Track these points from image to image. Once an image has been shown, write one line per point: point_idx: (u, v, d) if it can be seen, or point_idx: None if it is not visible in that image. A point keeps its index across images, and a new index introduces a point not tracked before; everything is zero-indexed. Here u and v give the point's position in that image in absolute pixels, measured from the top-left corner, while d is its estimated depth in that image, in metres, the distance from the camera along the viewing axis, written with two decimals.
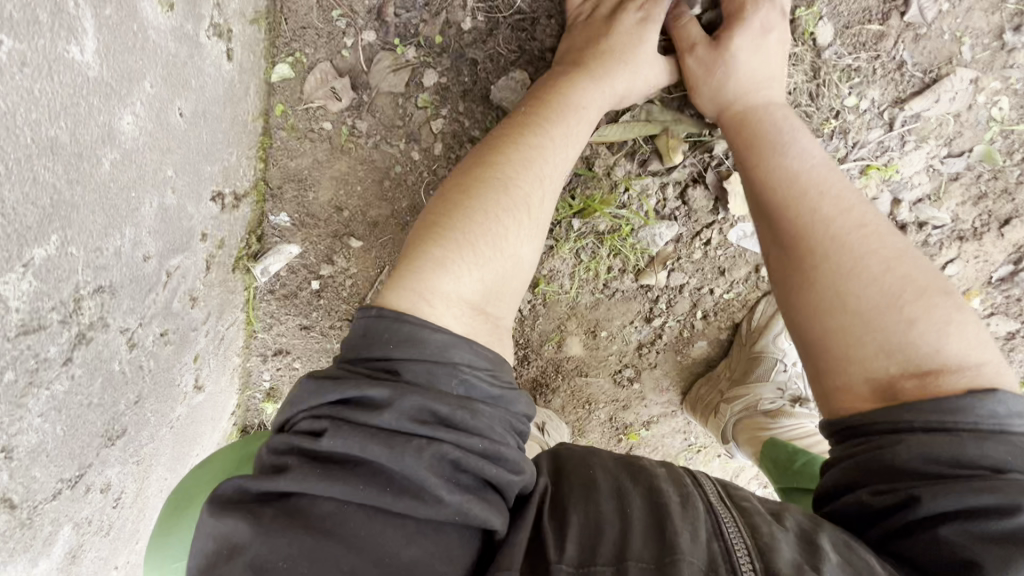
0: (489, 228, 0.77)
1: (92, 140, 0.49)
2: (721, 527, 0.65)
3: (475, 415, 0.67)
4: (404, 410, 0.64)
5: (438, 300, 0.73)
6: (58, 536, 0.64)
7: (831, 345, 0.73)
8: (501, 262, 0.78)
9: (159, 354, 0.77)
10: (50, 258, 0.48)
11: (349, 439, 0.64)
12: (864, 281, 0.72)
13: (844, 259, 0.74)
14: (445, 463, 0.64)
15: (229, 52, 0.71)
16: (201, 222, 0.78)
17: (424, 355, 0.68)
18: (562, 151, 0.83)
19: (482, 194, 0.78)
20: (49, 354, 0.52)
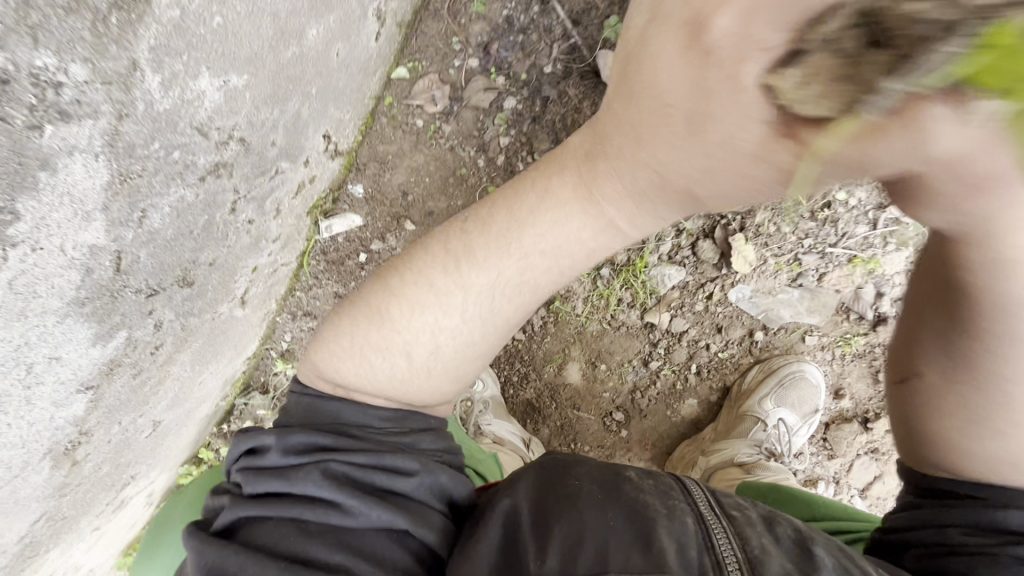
0: (391, 327, 0.77)
1: (276, 33, 0.68)
2: (713, 541, 0.64)
3: (358, 440, 0.70)
4: (287, 445, 0.68)
5: (351, 372, 0.77)
6: (114, 338, 0.73)
7: (936, 401, 0.78)
8: (403, 358, 0.76)
9: (240, 236, 0.92)
10: (238, 89, 0.67)
11: (257, 474, 0.67)
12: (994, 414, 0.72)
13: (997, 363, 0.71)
14: (333, 478, 0.65)
15: (379, 34, 0.96)
16: (310, 149, 0.97)
17: (318, 419, 0.74)
18: (611, 179, 0.62)
19: (389, 300, 0.78)
20: (199, 160, 0.68)
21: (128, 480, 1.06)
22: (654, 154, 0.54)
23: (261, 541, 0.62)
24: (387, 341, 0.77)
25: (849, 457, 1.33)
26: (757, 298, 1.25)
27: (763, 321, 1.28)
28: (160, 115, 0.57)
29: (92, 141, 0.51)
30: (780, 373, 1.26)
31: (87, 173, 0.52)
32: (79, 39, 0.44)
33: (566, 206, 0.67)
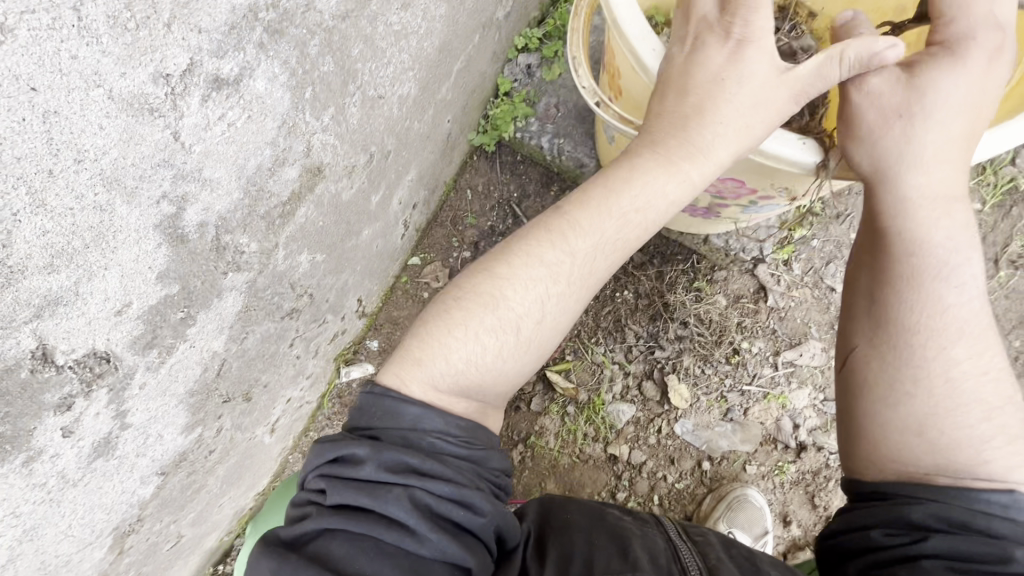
0: (471, 319, 0.82)
1: (346, 232, 1.10)
2: (680, 556, 0.83)
3: (442, 466, 0.73)
4: (381, 461, 0.71)
5: (436, 366, 0.81)
6: (191, 433, 0.97)
7: (881, 409, 0.77)
8: (488, 352, 0.82)
9: (288, 367, 1.22)
10: (317, 263, 1.06)
11: (345, 489, 0.71)
12: (950, 404, 0.74)
13: (927, 367, 0.76)
14: (419, 508, 0.69)
15: (403, 235, 1.41)
16: (347, 307, 1.34)
17: (400, 421, 0.77)
18: (524, 301, 0.82)
19: (471, 304, 0.83)
20: (284, 305, 1.03)
21: None
22: (522, 275, 0.82)
23: (340, 559, 0.66)
24: (467, 331, 0.82)
25: None
26: (699, 431, 1.50)
27: (708, 451, 1.50)
28: (277, 274, 0.94)
29: (243, 283, 0.86)
30: (728, 498, 1.44)
31: (232, 303, 0.87)
32: (260, 230, 0.83)
33: (554, 255, 0.81)
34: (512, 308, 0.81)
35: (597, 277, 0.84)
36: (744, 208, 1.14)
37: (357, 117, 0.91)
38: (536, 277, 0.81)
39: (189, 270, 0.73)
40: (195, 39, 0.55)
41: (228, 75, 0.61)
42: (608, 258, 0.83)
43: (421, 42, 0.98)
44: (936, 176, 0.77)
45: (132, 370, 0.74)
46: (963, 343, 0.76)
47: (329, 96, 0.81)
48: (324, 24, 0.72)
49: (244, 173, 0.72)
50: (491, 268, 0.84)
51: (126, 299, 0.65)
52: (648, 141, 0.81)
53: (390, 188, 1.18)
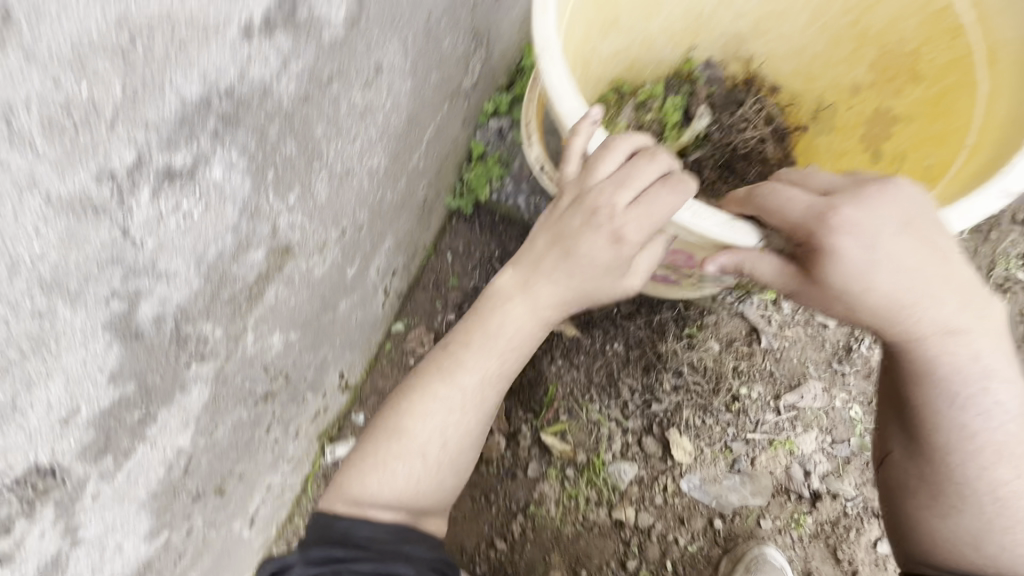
0: (383, 456, 0.84)
1: (322, 307, 1.07)
2: None
3: (368, 550, 0.77)
4: (309, 558, 0.77)
5: (366, 495, 0.82)
6: (157, 539, 0.90)
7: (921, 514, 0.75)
8: (406, 484, 0.83)
9: (267, 453, 1.15)
10: (291, 342, 1.02)
11: None
12: (1009, 521, 0.70)
13: (970, 488, 0.71)
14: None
15: (383, 302, 1.38)
16: (328, 383, 1.29)
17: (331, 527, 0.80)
18: (435, 436, 0.84)
19: (378, 438, 0.86)
20: (256, 389, 0.98)
21: None
22: (426, 408, 0.84)
23: None
24: (381, 468, 0.83)
25: None
26: (706, 486, 1.42)
27: (718, 508, 1.42)
28: (247, 358, 0.90)
29: (208, 372, 0.82)
30: (747, 560, 1.35)
31: (198, 395, 0.82)
32: (226, 315, 0.79)
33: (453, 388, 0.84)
34: (420, 439, 0.84)
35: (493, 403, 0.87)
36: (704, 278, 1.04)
37: (325, 193, 0.90)
38: (437, 405, 0.84)
39: (146, 366, 0.69)
40: (143, 136, 0.54)
41: (181, 166, 0.60)
42: (500, 386, 0.87)
43: (387, 116, 0.99)
44: (942, 314, 0.67)
45: (83, 481, 0.68)
46: (1006, 462, 0.70)
47: (293, 175, 0.79)
48: (283, 108, 0.71)
49: (204, 259, 0.70)
50: (398, 411, 0.86)
51: (73, 405, 0.61)
52: (517, 275, 0.84)
53: (365, 258, 1.16)
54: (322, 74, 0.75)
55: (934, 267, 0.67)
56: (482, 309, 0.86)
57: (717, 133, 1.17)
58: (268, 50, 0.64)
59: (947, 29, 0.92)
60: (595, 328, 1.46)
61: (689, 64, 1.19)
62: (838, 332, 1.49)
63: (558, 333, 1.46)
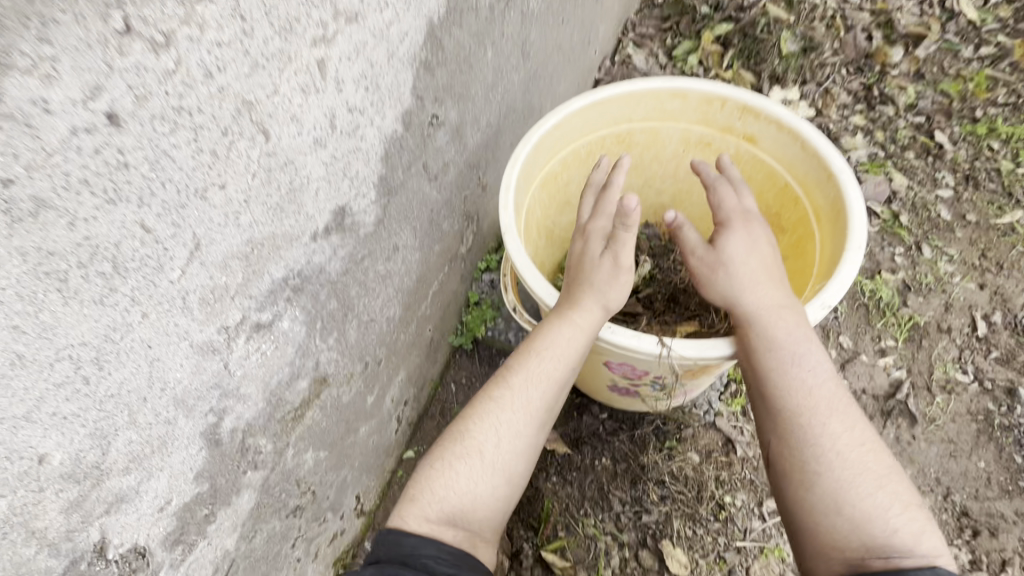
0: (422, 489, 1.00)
1: (346, 430, 1.30)
2: None
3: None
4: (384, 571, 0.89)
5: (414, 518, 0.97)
6: None
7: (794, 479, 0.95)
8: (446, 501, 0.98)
9: (289, 572, 1.27)
10: (320, 459, 1.23)
11: None
12: (847, 480, 0.91)
13: (819, 447, 0.94)
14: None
15: (396, 430, 1.60)
16: (346, 505, 1.45)
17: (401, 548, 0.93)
18: (490, 437, 1.03)
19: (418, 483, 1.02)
20: (290, 503, 1.17)
21: None
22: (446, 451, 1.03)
23: None
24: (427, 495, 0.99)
25: None
26: None
27: None
28: (286, 471, 1.11)
29: (256, 481, 1.03)
30: None
31: (248, 501, 1.02)
32: (275, 432, 1.03)
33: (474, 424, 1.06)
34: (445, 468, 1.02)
35: (540, 406, 1.07)
36: (653, 386, 1.27)
37: (354, 337, 1.20)
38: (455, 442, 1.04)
39: (218, 469, 0.91)
40: (248, 302, 0.86)
41: (265, 321, 0.91)
42: (544, 387, 1.08)
43: (402, 278, 1.33)
44: (762, 299, 1.03)
45: (158, 567, 0.86)
46: (834, 416, 0.96)
47: (333, 323, 1.10)
48: (331, 279, 1.05)
49: (269, 386, 0.97)
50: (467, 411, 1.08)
51: (168, 496, 0.83)
52: (556, 313, 1.10)
53: (382, 389, 1.42)
54: (357, 255, 1.11)
55: (783, 298, 1.05)
56: (534, 332, 1.11)
57: (660, 274, 1.51)
58: (325, 245, 0.99)
59: (791, 199, 1.26)
60: (584, 444, 1.64)
61: None
62: None
63: (551, 452, 1.64)
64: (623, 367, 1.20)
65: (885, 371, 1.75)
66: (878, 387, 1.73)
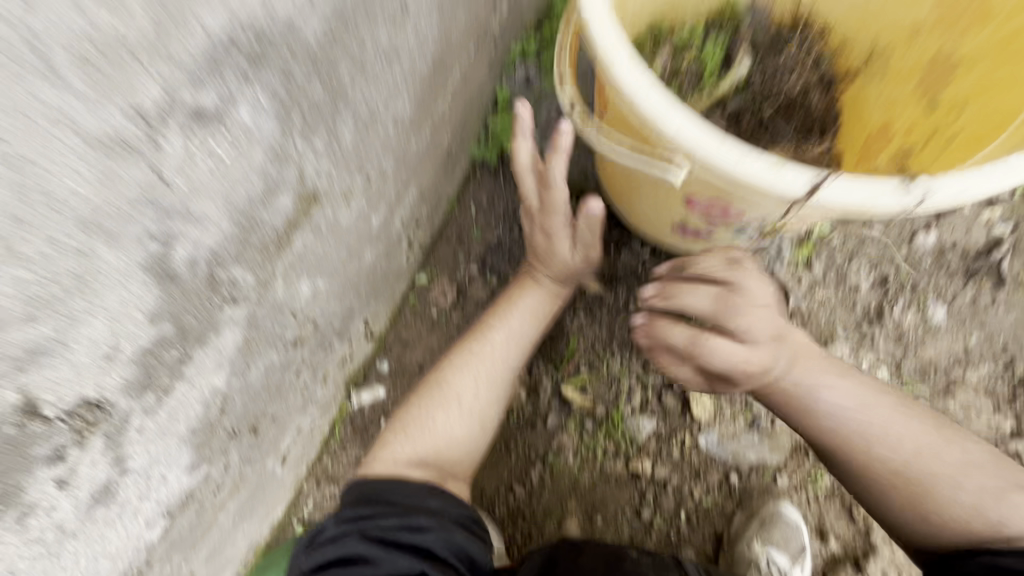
0: (408, 421, 1.19)
1: (349, 256, 1.08)
2: None
3: (393, 505, 1.01)
4: (341, 517, 1.00)
5: (386, 462, 1.12)
6: (198, 470, 0.95)
7: (889, 492, 0.94)
8: (427, 438, 1.17)
9: (297, 396, 1.19)
10: (319, 288, 1.03)
11: (328, 548, 0.96)
12: (923, 485, 0.91)
13: (874, 471, 0.94)
14: (374, 539, 0.95)
15: (407, 254, 1.39)
16: (354, 331, 1.31)
17: (365, 487, 1.05)
18: (470, 394, 1.22)
19: (402, 416, 1.20)
20: (287, 335, 1.01)
21: None
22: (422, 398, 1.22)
23: None
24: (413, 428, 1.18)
25: None
26: (724, 442, 1.44)
27: (735, 464, 1.44)
28: (277, 304, 0.91)
29: (240, 316, 0.84)
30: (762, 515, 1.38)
31: (233, 339, 0.84)
32: (255, 261, 0.80)
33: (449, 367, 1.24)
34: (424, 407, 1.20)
35: (503, 377, 1.26)
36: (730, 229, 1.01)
37: (352, 141, 0.89)
38: (435, 386, 1.23)
39: (181, 308, 0.70)
40: (171, 71, 0.53)
41: (211, 107, 0.59)
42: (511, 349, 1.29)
43: (415, 61, 0.96)
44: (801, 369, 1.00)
45: (127, 414, 0.71)
46: (875, 427, 0.95)
47: (320, 118, 0.78)
48: (311, 49, 0.69)
49: (235, 203, 0.70)
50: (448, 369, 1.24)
51: (115, 342, 0.63)
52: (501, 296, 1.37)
53: (390, 209, 1.16)
54: (349, 12, 0.72)
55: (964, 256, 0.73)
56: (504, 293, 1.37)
57: (759, 79, 1.21)
58: None
59: None
60: (619, 283, 1.46)
61: (729, 5, 1.24)
62: (870, 294, 1.46)
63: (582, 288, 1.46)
64: (704, 206, 0.91)
65: (987, 226, 1.47)
66: (972, 243, 1.47)
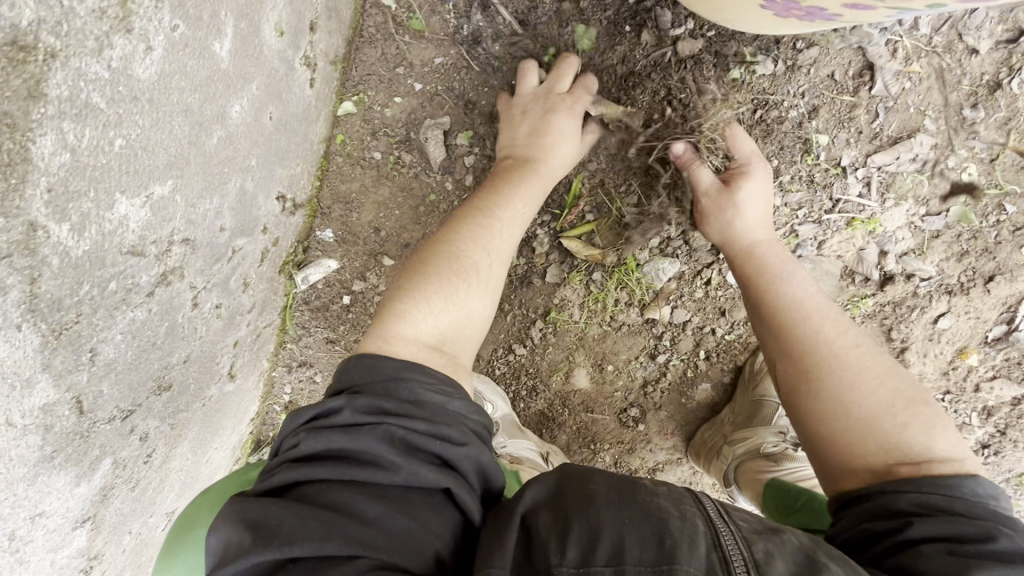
0: (432, 281, 0.87)
1: (200, 125, 0.62)
2: (720, 539, 0.62)
3: (419, 406, 0.73)
4: (357, 405, 0.71)
5: (397, 342, 0.81)
6: (100, 468, 0.70)
7: (830, 371, 0.78)
8: (453, 312, 0.87)
9: (211, 323, 0.87)
10: (164, 197, 0.60)
11: (326, 439, 0.69)
12: (887, 404, 0.74)
13: (823, 345, 0.81)
14: (397, 442, 0.68)
15: (312, 81, 0.89)
16: (265, 216, 0.92)
17: (378, 374, 0.75)
18: (486, 257, 0.92)
19: (424, 273, 0.88)
20: (142, 279, 0.63)
21: None
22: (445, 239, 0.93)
23: (290, 534, 0.60)
24: (438, 296, 0.86)
25: None
26: None
27: None
28: (81, 258, 0.51)
29: (7, 316, 0.46)
30: None
31: (11, 346, 0.47)
32: None
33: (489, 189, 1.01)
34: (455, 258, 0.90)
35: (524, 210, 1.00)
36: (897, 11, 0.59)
37: None
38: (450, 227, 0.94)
39: None
40: None
41: None
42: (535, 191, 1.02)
43: None
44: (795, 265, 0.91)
45: None
46: (829, 325, 0.82)
47: None
48: None
49: None
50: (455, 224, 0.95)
51: None
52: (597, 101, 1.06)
53: (246, 19, 0.65)
54: None
55: None
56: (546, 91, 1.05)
57: None
58: None
59: None
60: (636, 90, 1.06)
61: None
62: (986, 61, 1.03)
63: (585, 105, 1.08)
64: None
65: None
66: None
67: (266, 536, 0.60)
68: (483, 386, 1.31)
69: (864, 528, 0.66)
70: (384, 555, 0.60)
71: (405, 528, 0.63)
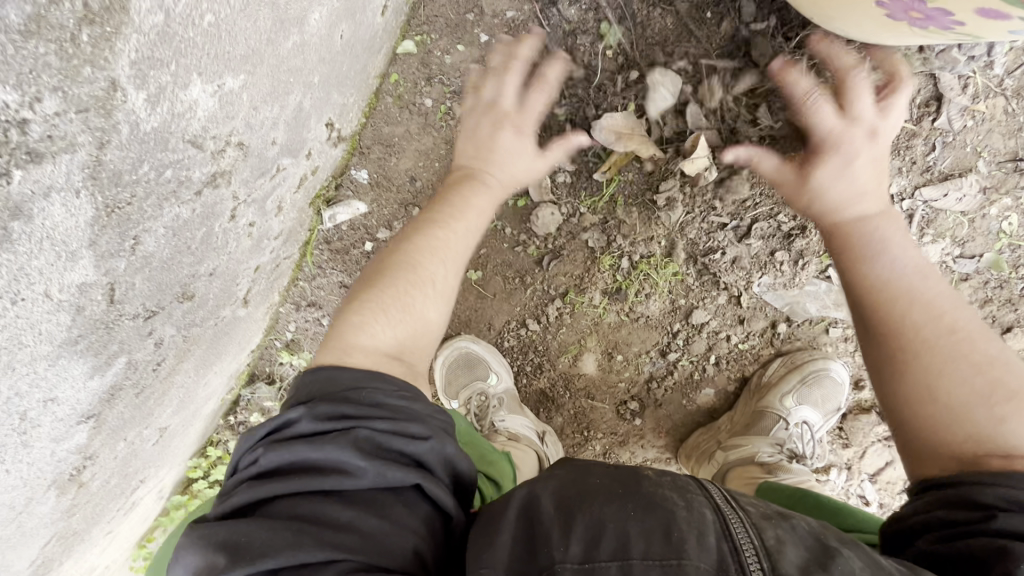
0: (399, 290, 0.83)
1: (281, 24, 0.60)
2: (729, 527, 0.56)
3: (381, 408, 0.67)
4: (316, 412, 0.65)
5: (355, 352, 0.76)
6: (114, 365, 0.67)
7: (912, 342, 0.72)
8: (412, 321, 0.82)
9: (241, 240, 0.84)
10: (234, 91, 0.57)
11: (287, 450, 0.63)
12: (983, 392, 0.67)
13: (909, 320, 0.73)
14: (362, 444, 0.63)
15: (384, 9, 0.86)
16: (312, 140, 0.88)
17: (339, 385, 0.70)
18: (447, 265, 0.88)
19: (383, 281, 0.83)
20: (194, 174, 0.59)
21: (137, 484, 1.01)
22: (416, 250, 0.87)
23: (258, 550, 0.55)
24: (397, 303, 0.82)
25: (864, 446, 1.32)
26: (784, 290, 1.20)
27: (788, 313, 1.23)
28: (148, 134, 0.48)
29: (71, 178, 0.43)
30: (802, 371, 1.23)
31: (66, 212, 0.45)
32: (45, 65, 0.36)
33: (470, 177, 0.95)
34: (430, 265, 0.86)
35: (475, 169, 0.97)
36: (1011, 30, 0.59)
37: None
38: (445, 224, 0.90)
39: None
40: None
41: None
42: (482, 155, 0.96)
43: None
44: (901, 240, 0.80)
45: None
46: (923, 296, 0.75)
47: None
48: None
49: None
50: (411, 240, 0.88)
51: None
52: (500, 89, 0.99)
53: None
54: None
55: None
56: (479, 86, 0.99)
57: None
58: None
59: None
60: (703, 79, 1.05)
61: None
62: None
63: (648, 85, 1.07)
64: None
65: None
66: None
67: (235, 556, 0.55)
68: (490, 357, 1.30)
69: (936, 517, 0.61)
70: (363, 556, 0.56)
71: (381, 530, 0.59)
